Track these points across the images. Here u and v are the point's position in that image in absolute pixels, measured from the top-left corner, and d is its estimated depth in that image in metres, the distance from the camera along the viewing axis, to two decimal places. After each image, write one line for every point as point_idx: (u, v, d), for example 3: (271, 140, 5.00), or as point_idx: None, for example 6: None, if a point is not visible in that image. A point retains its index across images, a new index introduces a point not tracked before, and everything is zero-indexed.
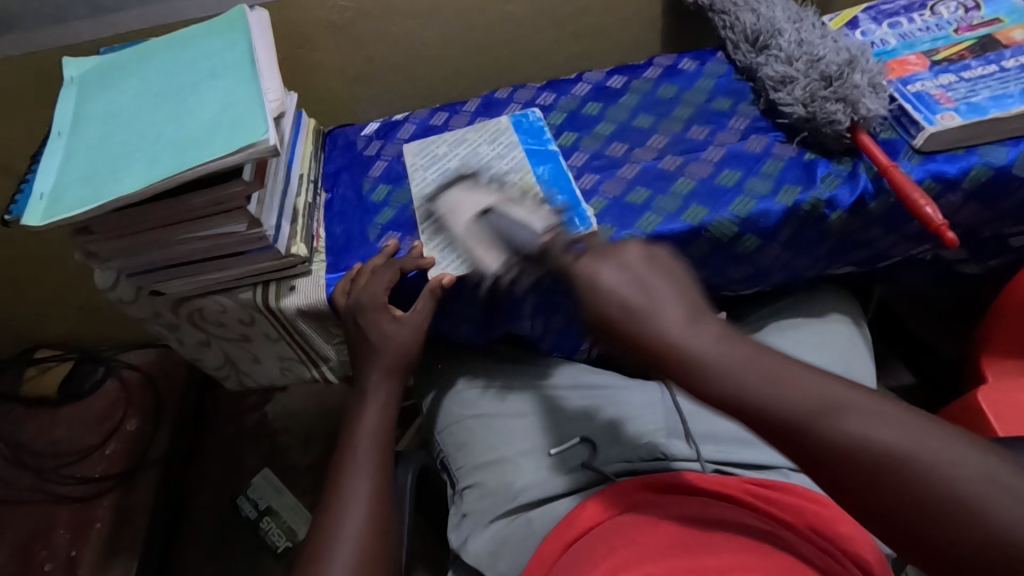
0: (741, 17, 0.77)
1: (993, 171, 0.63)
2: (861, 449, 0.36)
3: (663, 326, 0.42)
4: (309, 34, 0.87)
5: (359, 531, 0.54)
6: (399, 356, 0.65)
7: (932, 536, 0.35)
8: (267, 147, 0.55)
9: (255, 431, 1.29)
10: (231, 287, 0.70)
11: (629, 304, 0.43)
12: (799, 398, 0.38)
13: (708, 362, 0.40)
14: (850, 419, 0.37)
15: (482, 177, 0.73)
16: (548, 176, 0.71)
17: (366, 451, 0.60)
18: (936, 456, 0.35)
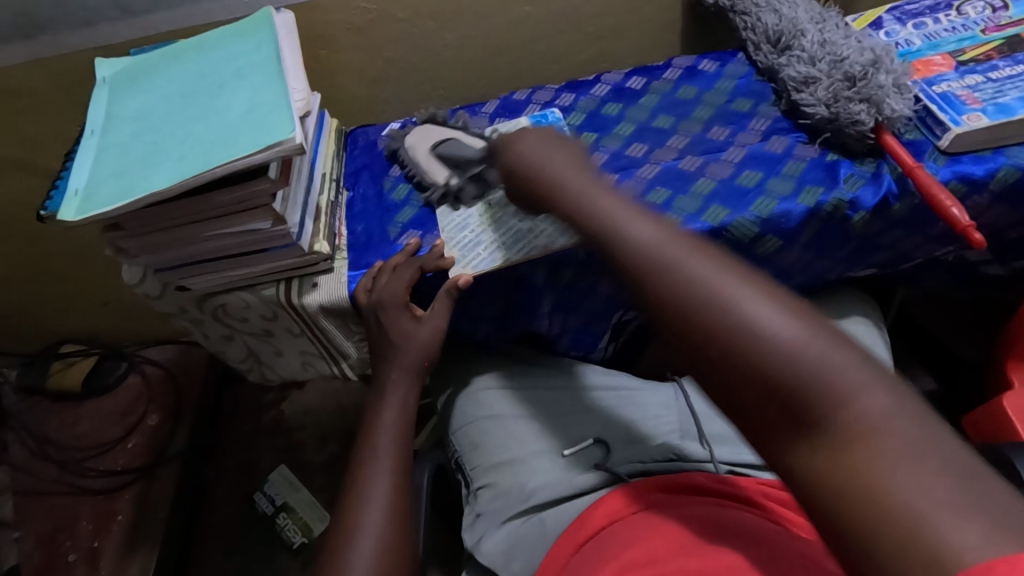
0: (762, 18, 0.77)
1: (1021, 173, 0.62)
2: (676, 287, 0.41)
3: (559, 176, 0.54)
4: (333, 36, 0.88)
5: (381, 528, 0.55)
6: (421, 354, 0.66)
7: (759, 397, 0.36)
8: (294, 146, 0.56)
9: (272, 427, 1.31)
10: (254, 284, 0.71)
11: (539, 158, 0.57)
12: (638, 238, 0.45)
13: (582, 201, 0.51)
14: (669, 258, 0.42)
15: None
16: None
17: (386, 446, 0.61)
18: (740, 297, 0.38)
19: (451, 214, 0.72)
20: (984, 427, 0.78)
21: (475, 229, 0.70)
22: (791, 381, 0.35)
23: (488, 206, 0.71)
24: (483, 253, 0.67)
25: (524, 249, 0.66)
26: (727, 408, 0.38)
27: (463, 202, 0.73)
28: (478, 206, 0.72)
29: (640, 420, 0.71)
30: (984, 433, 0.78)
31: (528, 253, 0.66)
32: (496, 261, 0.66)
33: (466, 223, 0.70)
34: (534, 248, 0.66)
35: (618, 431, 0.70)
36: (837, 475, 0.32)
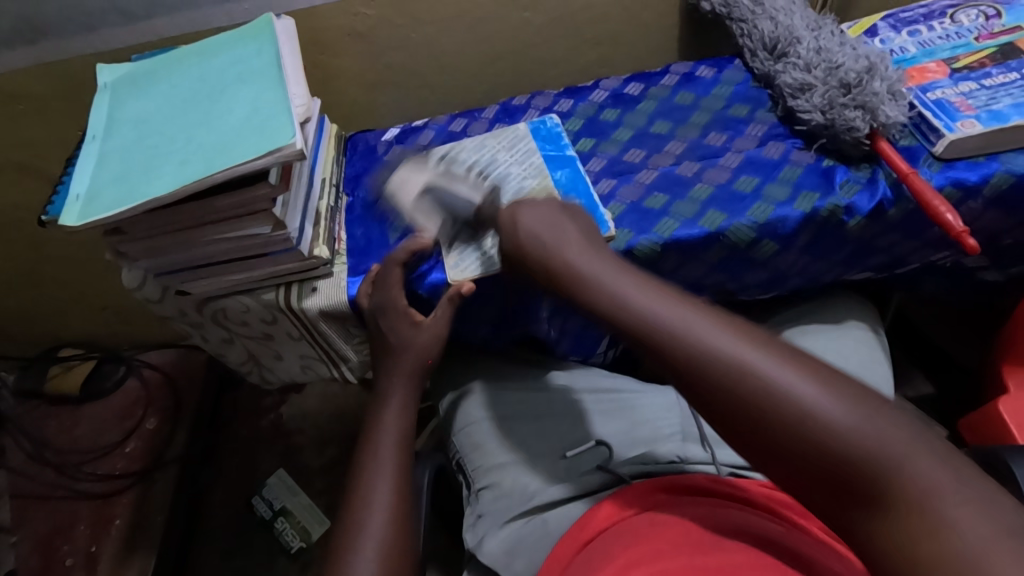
0: (759, 25, 0.78)
1: (1015, 179, 0.63)
2: (714, 372, 0.42)
3: (563, 250, 0.53)
4: (333, 41, 0.88)
5: (382, 531, 0.55)
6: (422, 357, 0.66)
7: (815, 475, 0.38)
8: (294, 152, 0.57)
9: (271, 431, 1.31)
10: (254, 288, 0.72)
11: (534, 234, 0.55)
12: (662, 314, 0.45)
13: (590, 276, 0.50)
14: (698, 333, 0.44)
15: (500, 182, 0.74)
16: (566, 181, 0.72)
17: (386, 449, 0.61)
18: (775, 371, 0.40)
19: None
20: (980, 430, 0.79)
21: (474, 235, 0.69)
22: (845, 451, 0.37)
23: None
24: (484, 258, 0.67)
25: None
26: (787, 481, 0.40)
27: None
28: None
29: (641, 421, 0.71)
30: (980, 436, 0.78)
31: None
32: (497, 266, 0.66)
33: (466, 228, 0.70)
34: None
35: (619, 433, 0.71)
36: (905, 544, 0.34)
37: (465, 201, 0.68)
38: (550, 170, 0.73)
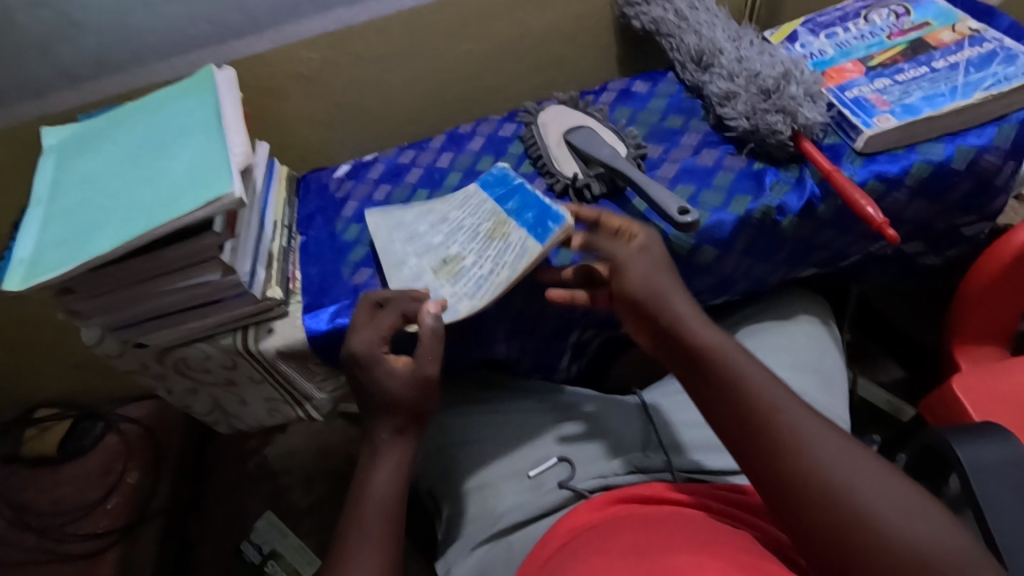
0: (685, 38, 0.81)
1: (933, 167, 0.66)
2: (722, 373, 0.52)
3: (670, 303, 0.57)
4: (280, 86, 0.90)
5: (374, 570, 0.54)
6: (408, 409, 0.62)
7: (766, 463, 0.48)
8: (234, 200, 0.58)
9: (256, 474, 1.33)
10: (211, 334, 0.72)
11: (648, 287, 0.58)
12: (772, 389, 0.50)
13: (682, 327, 0.55)
14: (794, 416, 0.49)
15: (452, 236, 0.73)
16: (517, 209, 0.71)
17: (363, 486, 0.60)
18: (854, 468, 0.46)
19: (403, 271, 0.72)
20: (938, 412, 0.80)
21: (435, 286, 0.69)
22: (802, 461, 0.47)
23: (443, 263, 0.71)
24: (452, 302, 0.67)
25: (489, 294, 0.66)
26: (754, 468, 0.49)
27: (414, 261, 0.73)
28: (432, 262, 0.72)
29: (601, 433, 0.72)
30: (939, 418, 0.80)
31: (494, 291, 0.66)
32: (460, 311, 0.66)
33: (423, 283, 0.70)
34: (500, 291, 0.65)
35: (581, 446, 0.71)
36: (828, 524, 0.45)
37: (607, 147, 0.73)
38: (500, 205, 0.72)
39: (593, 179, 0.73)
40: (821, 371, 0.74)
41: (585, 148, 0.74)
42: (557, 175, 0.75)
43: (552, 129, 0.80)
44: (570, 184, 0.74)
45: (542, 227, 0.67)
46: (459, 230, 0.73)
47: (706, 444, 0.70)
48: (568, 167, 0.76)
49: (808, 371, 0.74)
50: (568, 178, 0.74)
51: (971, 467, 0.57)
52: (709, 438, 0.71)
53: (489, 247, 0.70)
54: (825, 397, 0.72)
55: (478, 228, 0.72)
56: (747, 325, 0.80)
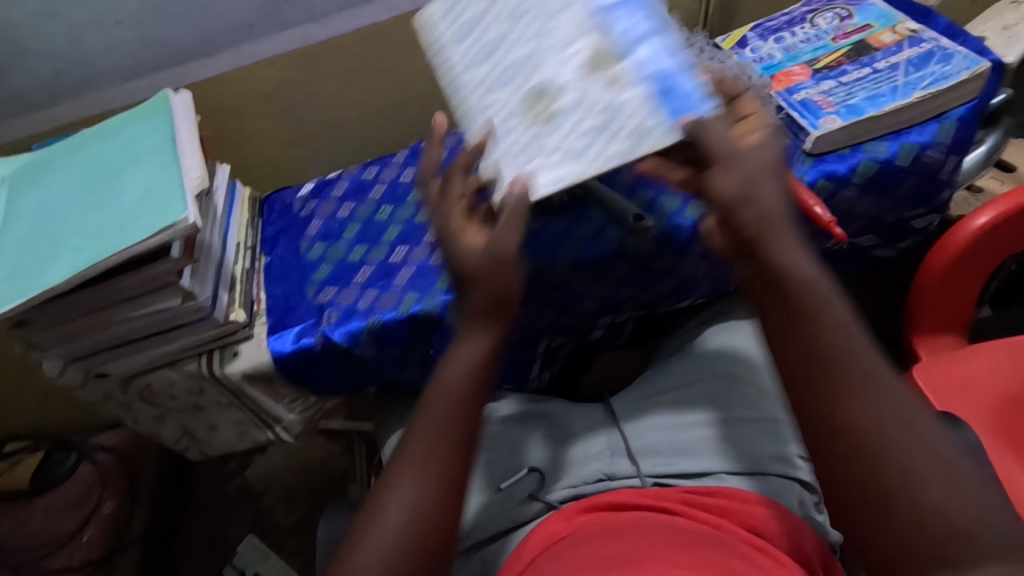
0: None
1: (879, 165, 0.68)
2: (805, 308, 0.42)
3: (777, 232, 0.45)
4: (238, 107, 0.89)
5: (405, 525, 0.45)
6: (493, 289, 0.52)
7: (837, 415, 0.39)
8: (187, 226, 0.58)
9: (238, 496, 1.32)
10: (175, 360, 0.71)
11: (743, 194, 0.46)
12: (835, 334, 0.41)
13: (772, 251, 0.44)
14: (865, 374, 0.39)
15: (542, 50, 0.57)
16: (634, 34, 0.55)
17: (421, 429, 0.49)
18: (914, 458, 0.37)
19: (478, 116, 0.59)
20: None
21: (522, 136, 0.56)
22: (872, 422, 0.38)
23: (534, 102, 0.56)
24: (549, 166, 0.54)
25: (591, 160, 0.53)
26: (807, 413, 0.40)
27: (495, 91, 0.59)
28: (520, 99, 0.57)
29: (572, 443, 0.73)
30: None
31: (602, 164, 0.52)
32: (559, 180, 0.53)
33: (509, 129, 0.57)
34: (615, 155, 0.52)
35: (550, 457, 0.72)
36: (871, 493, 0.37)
37: None
38: (613, 19, 0.56)
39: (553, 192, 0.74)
40: None
41: None
42: None
43: None
44: None
45: (672, 100, 0.52)
46: (559, 48, 0.57)
47: (674, 446, 0.70)
48: None
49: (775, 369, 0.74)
50: None
51: None
52: (678, 441, 0.70)
53: (592, 86, 0.55)
54: None
55: (576, 47, 0.56)
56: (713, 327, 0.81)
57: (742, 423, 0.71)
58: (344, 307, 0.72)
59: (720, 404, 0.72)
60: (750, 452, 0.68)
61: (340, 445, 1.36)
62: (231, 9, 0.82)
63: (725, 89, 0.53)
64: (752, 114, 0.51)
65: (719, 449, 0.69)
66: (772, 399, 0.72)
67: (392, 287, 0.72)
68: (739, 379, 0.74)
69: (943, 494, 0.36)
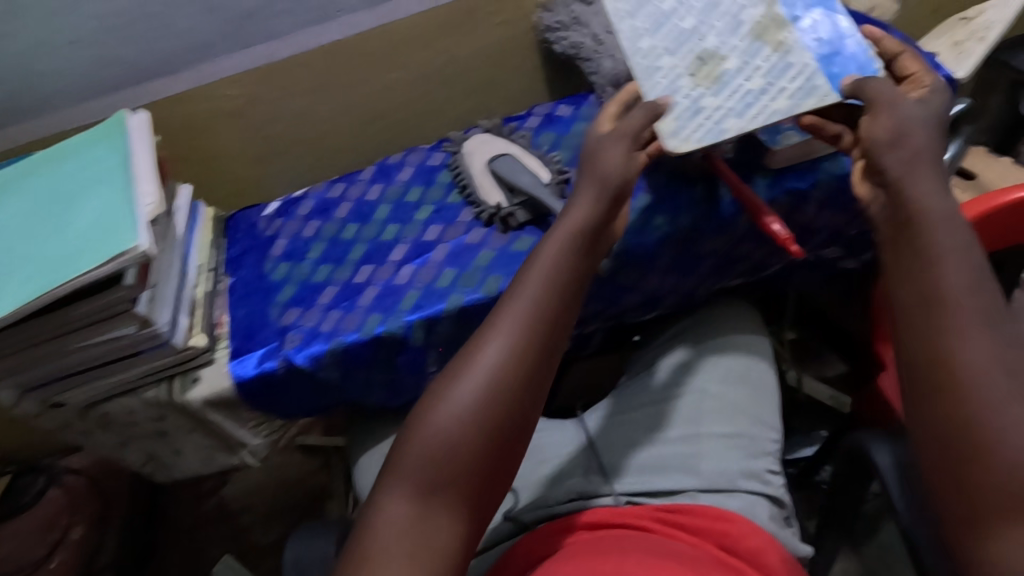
0: (602, 63, 0.83)
1: (837, 180, 0.69)
2: (928, 252, 0.45)
3: (915, 185, 0.49)
4: (201, 125, 0.88)
5: (472, 407, 0.46)
6: (615, 184, 0.56)
7: (938, 340, 0.42)
8: (140, 253, 0.58)
9: (215, 514, 1.32)
10: (135, 387, 0.70)
11: (897, 141, 0.51)
12: (962, 287, 0.43)
13: (915, 199, 0.48)
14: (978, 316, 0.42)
15: (708, 21, 0.62)
16: (798, 4, 0.62)
17: (521, 301, 0.50)
18: (1010, 410, 0.39)
19: (659, 74, 0.60)
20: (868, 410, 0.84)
21: (690, 91, 0.59)
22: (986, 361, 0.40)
23: (700, 62, 0.60)
24: (706, 120, 0.57)
25: (773, 110, 0.57)
26: (916, 336, 0.43)
27: (661, 53, 0.61)
28: (687, 63, 0.60)
29: (544, 461, 0.73)
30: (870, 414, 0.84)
31: (770, 120, 0.56)
32: (727, 129, 0.57)
33: (675, 82, 0.59)
34: (772, 111, 0.57)
35: (525, 475, 0.72)
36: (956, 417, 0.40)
37: (528, 176, 0.74)
38: None
39: (517, 209, 0.74)
40: (749, 383, 0.76)
41: (508, 177, 0.75)
42: (484, 204, 0.76)
43: (476, 158, 0.80)
44: (497, 213, 0.74)
45: (852, 60, 0.58)
46: (718, 21, 0.62)
47: (646, 465, 0.70)
48: (493, 196, 0.76)
49: (738, 384, 0.75)
50: (495, 207, 0.75)
51: (888, 469, 0.57)
52: (651, 457, 0.70)
53: (759, 49, 0.60)
54: (754, 408, 0.74)
55: (746, 16, 0.61)
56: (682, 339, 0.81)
57: (710, 438, 0.71)
58: (307, 329, 0.71)
59: (688, 420, 0.73)
60: (721, 468, 0.68)
61: (318, 461, 1.34)
62: (190, 28, 0.80)
63: (883, 50, 0.59)
64: (920, 70, 0.57)
65: (691, 465, 0.69)
66: (742, 415, 0.73)
67: (356, 308, 0.71)
68: (708, 392, 0.75)
69: None
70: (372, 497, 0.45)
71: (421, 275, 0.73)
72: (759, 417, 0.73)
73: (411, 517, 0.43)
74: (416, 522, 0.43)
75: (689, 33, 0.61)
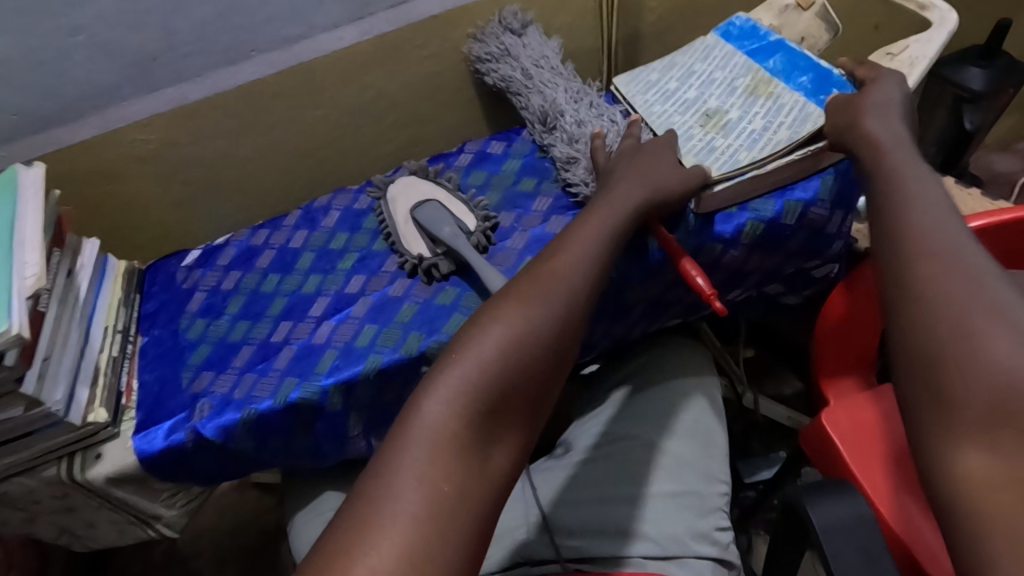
0: (531, 100, 0.82)
1: (765, 224, 0.67)
2: (894, 204, 0.52)
3: (889, 157, 0.57)
4: (112, 170, 0.83)
5: (503, 340, 0.49)
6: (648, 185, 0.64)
7: (907, 264, 0.48)
8: (13, 337, 0.54)
9: (164, 562, 1.25)
10: (32, 467, 0.65)
11: (885, 136, 0.58)
12: (921, 231, 0.49)
13: (890, 168, 0.55)
14: (947, 245, 0.47)
15: (708, 90, 0.75)
16: (781, 66, 0.73)
17: (575, 261, 0.56)
18: (981, 320, 0.42)
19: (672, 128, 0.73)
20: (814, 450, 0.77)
21: (703, 137, 0.70)
22: (949, 275, 0.45)
23: (707, 118, 0.72)
24: (723, 155, 0.67)
25: (769, 140, 0.66)
26: (891, 264, 0.49)
27: (676, 116, 0.74)
28: (695, 119, 0.72)
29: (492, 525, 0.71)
30: (815, 456, 0.77)
31: (775, 150, 0.65)
32: (743, 159, 0.65)
33: (690, 132, 0.71)
34: (778, 141, 0.66)
35: None
36: (930, 324, 0.44)
37: (450, 225, 0.71)
38: (760, 62, 0.75)
39: (439, 260, 0.71)
40: (694, 434, 0.74)
41: (430, 225, 0.72)
42: (407, 254, 0.73)
43: (400, 203, 0.77)
44: (420, 263, 0.71)
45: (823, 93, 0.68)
46: (718, 88, 0.75)
47: (599, 527, 0.67)
48: (416, 246, 0.73)
49: (684, 437, 0.73)
50: (417, 257, 0.72)
51: (824, 531, 0.55)
52: (599, 519, 0.68)
53: (755, 104, 0.71)
54: (702, 462, 0.72)
55: (739, 83, 0.74)
56: (626, 387, 0.79)
57: (656, 498, 0.69)
58: (219, 396, 0.67)
59: (637, 476, 0.70)
60: (665, 532, 0.66)
61: (274, 498, 1.30)
62: (90, 74, 0.76)
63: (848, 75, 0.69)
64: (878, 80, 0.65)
65: (639, 527, 0.67)
66: (692, 471, 0.71)
67: (271, 371, 0.68)
68: (664, 445, 0.72)
69: (1007, 350, 0.40)
70: (414, 399, 0.47)
71: (341, 332, 0.69)
72: (707, 471, 0.71)
73: (454, 428, 0.45)
74: (452, 431, 0.45)
75: (697, 99, 0.75)
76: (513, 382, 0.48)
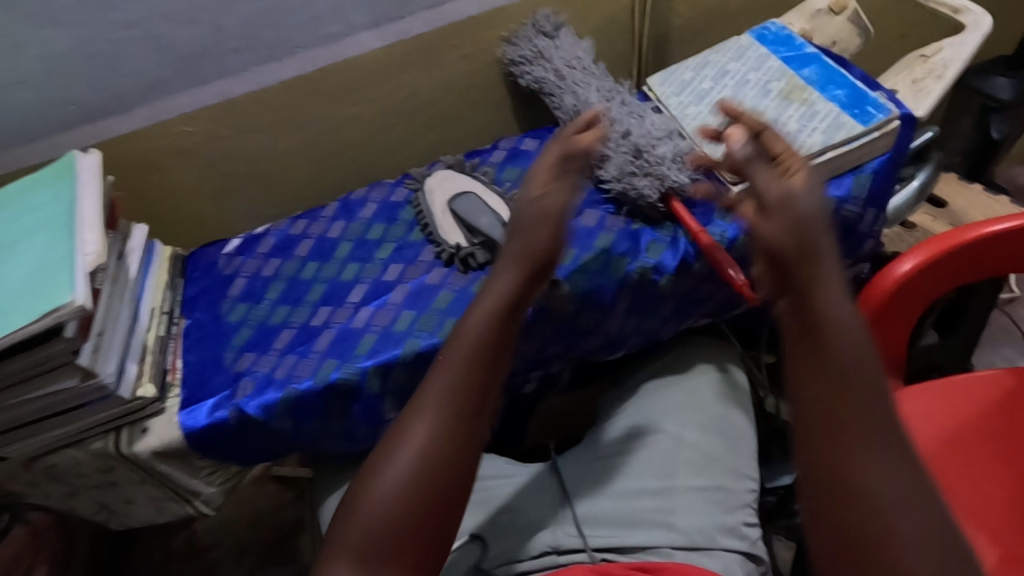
0: (564, 99, 0.84)
1: None
2: (817, 345, 0.53)
3: (796, 258, 0.56)
4: (155, 160, 0.86)
5: (408, 466, 0.53)
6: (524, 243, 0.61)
7: (826, 426, 0.50)
8: (75, 309, 0.56)
9: (183, 552, 1.27)
10: (81, 439, 0.67)
11: (783, 227, 0.57)
12: (846, 382, 0.51)
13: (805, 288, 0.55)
14: (867, 403, 0.50)
15: (742, 90, 0.77)
16: (816, 76, 0.75)
17: (446, 365, 0.57)
18: (888, 500, 0.46)
19: (706, 129, 0.74)
20: None
21: None
22: (865, 441, 0.49)
23: (741, 119, 0.74)
24: None
25: (801, 144, 0.68)
26: (813, 415, 0.52)
27: (709, 117, 0.76)
28: (730, 120, 0.74)
29: (517, 513, 0.71)
30: None
31: (809, 150, 0.68)
32: (777, 162, 0.68)
33: (724, 133, 0.73)
34: (811, 145, 0.68)
35: (492, 523, 0.71)
36: (840, 495, 0.48)
37: (488, 216, 0.73)
38: (794, 69, 0.76)
39: (475, 249, 0.73)
40: (722, 429, 0.74)
41: (467, 217, 0.74)
42: (444, 243, 0.75)
43: (437, 197, 0.80)
44: (456, 253, 0.74)
45: (859, 107, 0.69)
46: (752, 89, 0.76)
47: (625, 519, 0.68)
48: (453, 236, 0.76)
49: (714, 432, 0.74)
50: (454, 246, 0.74)
51: None
52: (627, 512, 0.69)
53: (789, 106, 0.73)
54: (729, 458, 0.73)
55: (773, 86, 0.76)
56: (652, 382, 0.81)
57: (686, 492, 0.69)
58: (261, 376, 0.69)
59: (663, 471, 0.71)
60: (695, 525, 0.67)
61: (292, 492, 1.32)
62: (142, 67, 0.79)
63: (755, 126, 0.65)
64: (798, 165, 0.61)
65: (670, 519, 0.67)
66: (719, 467, 0.71)
67: (311, 353, 0.70)
68: (687, 446, 0.73)
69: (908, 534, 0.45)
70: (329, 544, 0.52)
71: (379, 318, 0.71)
72: (735, 465, 0.72)
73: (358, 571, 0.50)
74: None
75: (731, 99, 0.76)
76: (422, 517, 0.52)
